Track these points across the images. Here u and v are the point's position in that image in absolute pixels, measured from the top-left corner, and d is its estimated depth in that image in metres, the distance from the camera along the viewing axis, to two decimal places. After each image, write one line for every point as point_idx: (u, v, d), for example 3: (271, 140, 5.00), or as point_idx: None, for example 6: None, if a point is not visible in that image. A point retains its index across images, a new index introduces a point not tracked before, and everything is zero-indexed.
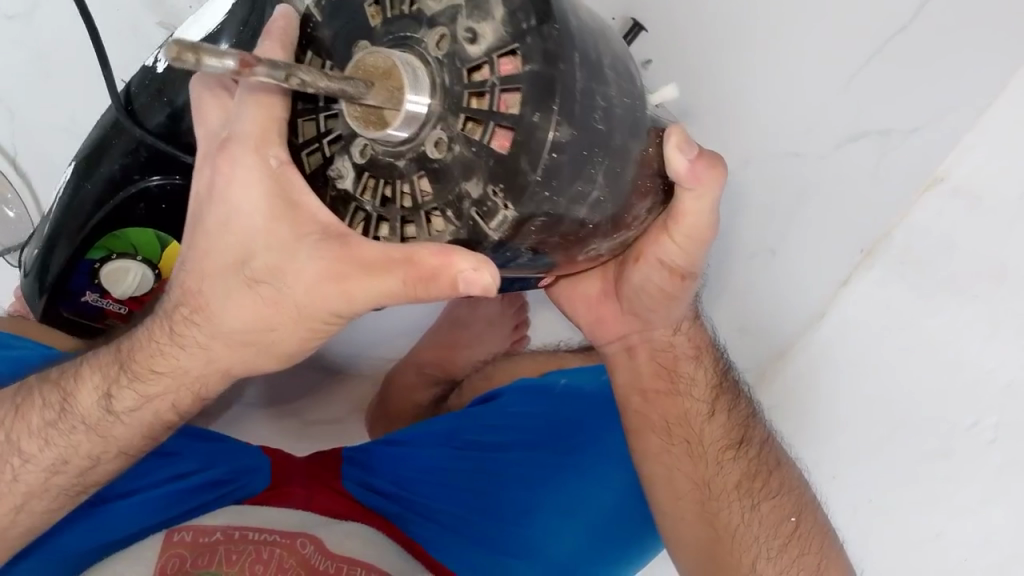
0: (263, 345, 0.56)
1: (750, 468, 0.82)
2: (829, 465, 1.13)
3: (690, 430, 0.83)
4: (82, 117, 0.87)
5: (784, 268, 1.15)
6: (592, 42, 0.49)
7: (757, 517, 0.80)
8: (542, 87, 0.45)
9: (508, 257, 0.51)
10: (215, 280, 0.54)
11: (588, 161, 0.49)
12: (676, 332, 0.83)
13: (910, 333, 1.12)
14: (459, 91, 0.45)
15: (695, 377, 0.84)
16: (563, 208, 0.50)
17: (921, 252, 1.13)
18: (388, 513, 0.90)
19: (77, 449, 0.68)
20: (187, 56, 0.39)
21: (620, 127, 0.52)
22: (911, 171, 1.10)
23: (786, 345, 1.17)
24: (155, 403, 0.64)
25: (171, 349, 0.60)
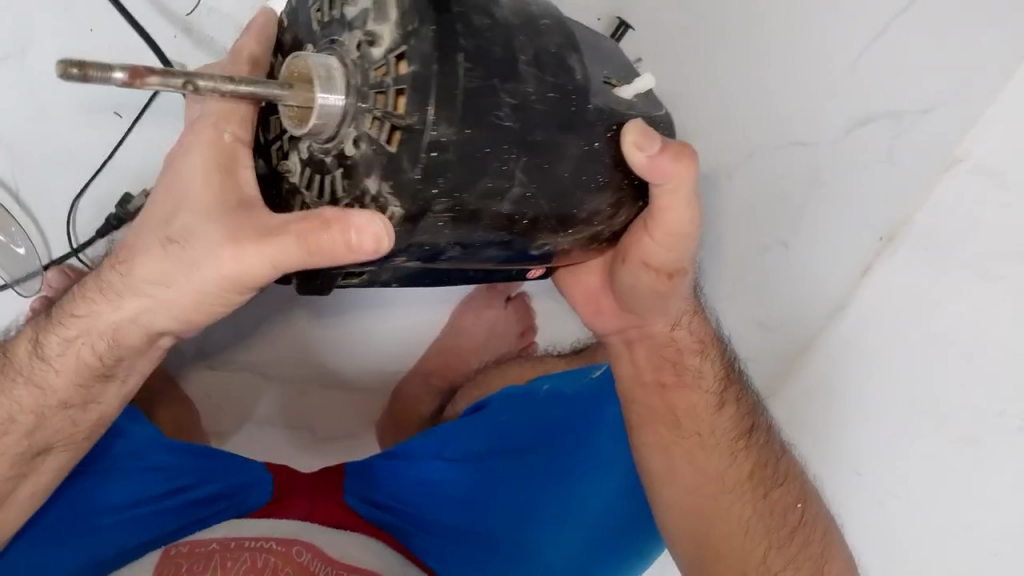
0: (164, 304, 0.57)
1: (760, 457, 0.79)
2: (858, 461, 1.06)
3: (700, 423, 0.79)
4: (81, 151, 0.85)
5: (804, 258, 1.09)
6: (500, 41, 0.50)
7: (767, 505, 0.77)
8: (420, 87, 0.46)
9: (434, 251, 0.55)
10: (143, 234, 0.57)
11: (492, 158, 0.51)
12: (676, 326, 0.79)
13: (935, 319, 1.08)
14: (366, 90, 0.47)
15: (703, 369, 0.80)
16: (474, 205, 0.52)
17: (945, 234, 1.08)
18: (387, 526, 0.90)
19: (20, 405, 0.66)
20: (72, 72, 0.42)
21: (539, 124, 0.53)
22: (930, 150, 1.06)
23: (811, 336, 1.10)
24: (78, 347, 0.63)
25: (97, 300, 0.60)
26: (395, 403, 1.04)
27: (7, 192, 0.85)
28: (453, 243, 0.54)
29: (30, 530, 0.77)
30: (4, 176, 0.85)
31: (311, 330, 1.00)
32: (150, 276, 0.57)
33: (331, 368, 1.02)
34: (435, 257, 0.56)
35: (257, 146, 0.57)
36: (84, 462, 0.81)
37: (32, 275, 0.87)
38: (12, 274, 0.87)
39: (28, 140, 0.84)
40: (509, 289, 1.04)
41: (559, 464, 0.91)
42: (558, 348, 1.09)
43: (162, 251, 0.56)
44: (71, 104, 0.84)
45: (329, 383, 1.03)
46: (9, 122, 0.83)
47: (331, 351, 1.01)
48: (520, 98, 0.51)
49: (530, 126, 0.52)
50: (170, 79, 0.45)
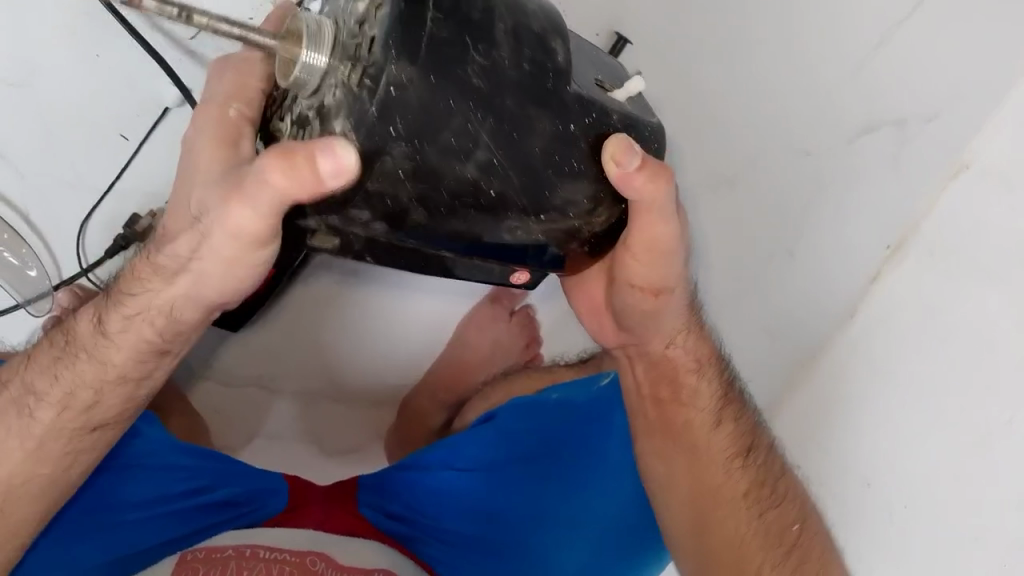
0: (196, 275, 0.59)
1: (757, 476, 0.79)
2: (866, 470, 1.05)
3: (697, 439, 0.79)
4: (86, 169, 0.87)
5: (807, 267, 1.07)
6: (478, 6, 0.52)
7: (762, 525, 0.77)
8: (389, 29, 0.48)
9: (397, 211, 0.56)
10: (178, 222, 0.59)
11: (455, 113, 0.52)
12: (671, 345, 0.78)
13: (944, 328, 1.07)
14: (349, 42, 0.51)
15: (699, 388, 0.79)
16: (435, 160, 0.53)
17: (952, 241, 1.08)
18: (401, 537, 0.89)
19: (81, 378, 0.66)
20: None
21: (510, 89, 0.54)
22: (938, 158, 1.06)
23: (820, 343, 1.10)
24: (138, 324, 0.63)
25: (153, 281, 0.61)
26: (404, 412, 1.04)
27: (19, 213, 0.88)
28: (414, 202, 0.55)
29: (52, 530, 0.74)
30: (13, 195, 0.87)
31: (337, 339, 1.00)
32: (199, 252, 0.57)
33: (346, 382, 1.04)
34: (400, 220, 0.57)
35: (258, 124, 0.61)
36: (104, 457, 0.78)
37: (43, 296, 0.91)
38: (25, 294, 0.91)
39: (38, 162, 0.86)
40: (512, 302, 1.03)
41: (567, 474, 0.90)
42: (565, 356, 1.09)
43: (197, 239, 0.57)
44: (77, 128, 0.85)
45: (336, 395, 1.04)
46: (20, 145, 0.85)
47: (349, 360, 1.02)
48: (491, 60, 0.52)
49: (498, 87, 0.53)
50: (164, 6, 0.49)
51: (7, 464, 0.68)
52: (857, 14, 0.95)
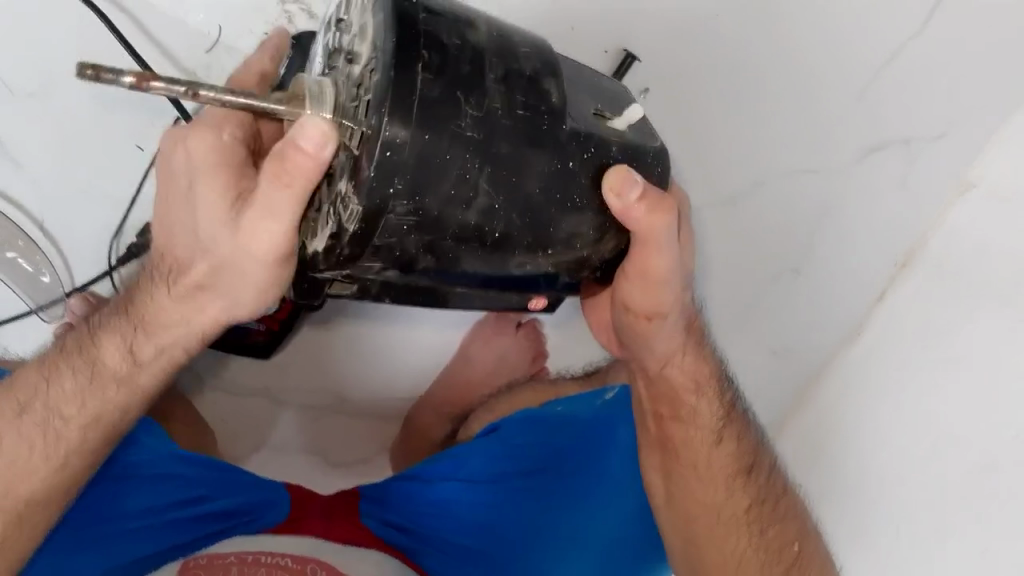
0: (235, 305, 0.63)
1: (758, 493, 0.79)
2: (872, 488, 1.06)
3: (698, 455, 0.79)
4: (103, 183, 0.89)
5: (813, 291, 1.08)
6: (467, 60, 0.54)
7: (763, 542, 0.77)
8: (382, 92, 0.50)
9: (406, 261, 0.58)
10: (184, 240, 0.61)
11: (452, 164, 0.53)
12: (667, 364, 0.78)
13: (947, 346, 1.07)
14: (349, 105, 0.53)
15: (699, 407, 0.80)
16: (437, 210, 0.55)
17: (956, 262, 1.07)
18: (400, 547, 0.88)
19: (113, 403, 0.69)
20: (87, 73, 0.48)
21: (506, 135, 0.55)
22: (943, 178, 1.05)
23: (823, 363, 1.11)
24: (171, 350, 0.67)
25: (187, 311, 0.64)
26: (409, 428, 1.05)
27: (35, 224, 0.89)
28: (421, 251, 0.57)
29: (47, 549, 0.75)
30: (30, 206, 0.89)
31: (334, 349, 1.00)
32: (219, 282, 0.61)
33: (351, 399, 1.04)
34: (411, 267, 0.59)
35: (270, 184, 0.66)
36: (101, 468, 0.77)
37: (56, 302, 0.92)
38: (38, 301, 0.92)
39: (53, 173, 0.87)
40: (519, 317, 1.03)
41: (567, 489, 0.90)
42: (572, 370, 1.09)
43: (214, 271, 0.61)
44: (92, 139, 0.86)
45: (345, 408, 1.04)
46: (40, 156, 0.86)
47: (351, 378, 1.03)
48: (484, 111, 0.54)
49: (495, 135, 0.55)
50: (173, 85, 0.50)
51: (28, 478, 0.68)
52: (858, 30, 0.95)
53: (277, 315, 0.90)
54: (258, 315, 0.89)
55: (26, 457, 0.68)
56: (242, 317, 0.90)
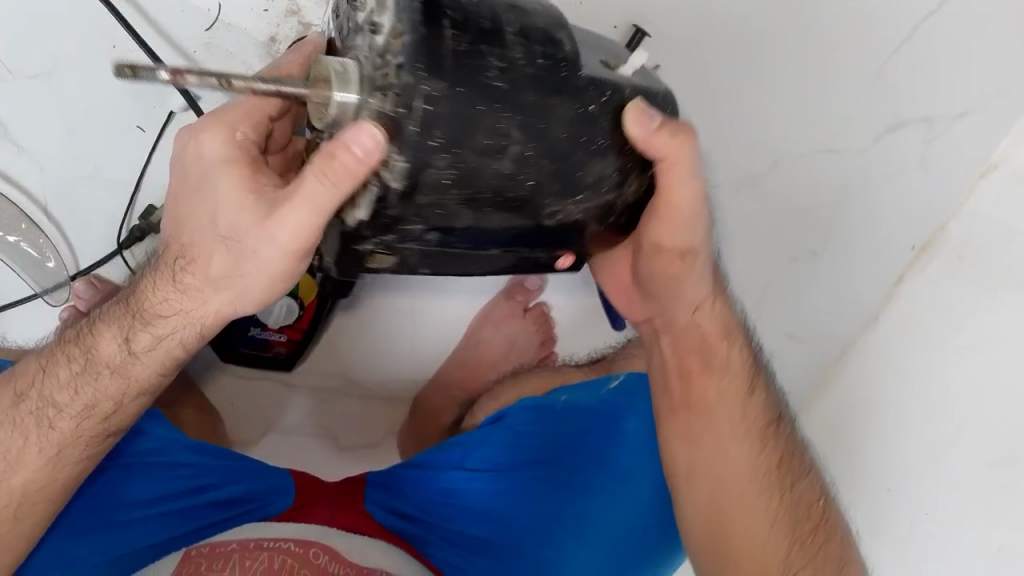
0: (240, 290, 0.60)
1: (785, 448, 0.77)
2: (888, 477, 1.01)
3: (729, 409, 0.76)
4: (106, 165, 0.88)
5: (834, 270, 1.03)
6: (484, 16, 0.54)
7: (794, 498, 0.75)
8: (416, 49, 0.49)
9: (446, 220, 0.55)
10: (200, 232, 0.60)
11: (486, 114, 0.52)
12: (697, 310, 0.77)
13: (965, 333, 1.03)
14: (375, 74, 0.50)
15: (729, 358, 0.77)
16: (474, 162, 0.53)
17: (978, 248, 1.04)
18: (410, 534, 0.87)
19: (106, 393, 0.67)
20: (124, 71, 0.49)
21: (530, 85, 0.54)
22: (966, 157, 1.01)
23: (847, 345, 1.05)
24: (168, 343, 0.65)
25: (183, 299, 0.62)
26: (416, 410, 1.02)
27: (38, 206, 0.89)
28: (461, 208, 0.55)
29: (50, 536, 0.74)
30: (32, 187, 0.89)
31: (342, 331, 0.99)
32: (217, 270, 0.60)
33: (357, 380, 1.03)
34: (450, 227, 0.56)
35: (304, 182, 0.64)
36: (108, 456, 0.77)
37: (60, 286, 0.91)
38: (41, 283, 0.91)
39: (52, 154, 0.87)
40: (526, 299, 1.03)
41: (576, 481, 0.87)
42: (581, 355, 1.07)
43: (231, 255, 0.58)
44: (92, 122, 0.86)
45: (352, 391, 1.04)
46: (40, 137, 0.86)
47: (356, 358, 1.01)
48: (508, 63, 0.53)
49: (522, 85, 0.53)
50: (205, 78, 0.50)
51: (25, 469, 0.68)
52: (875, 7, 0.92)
53: (298, 324, 0.92)
54: (279, 325, 0.91)
55: (20, 446, 0.68)
56: (263, 328, 0.91)
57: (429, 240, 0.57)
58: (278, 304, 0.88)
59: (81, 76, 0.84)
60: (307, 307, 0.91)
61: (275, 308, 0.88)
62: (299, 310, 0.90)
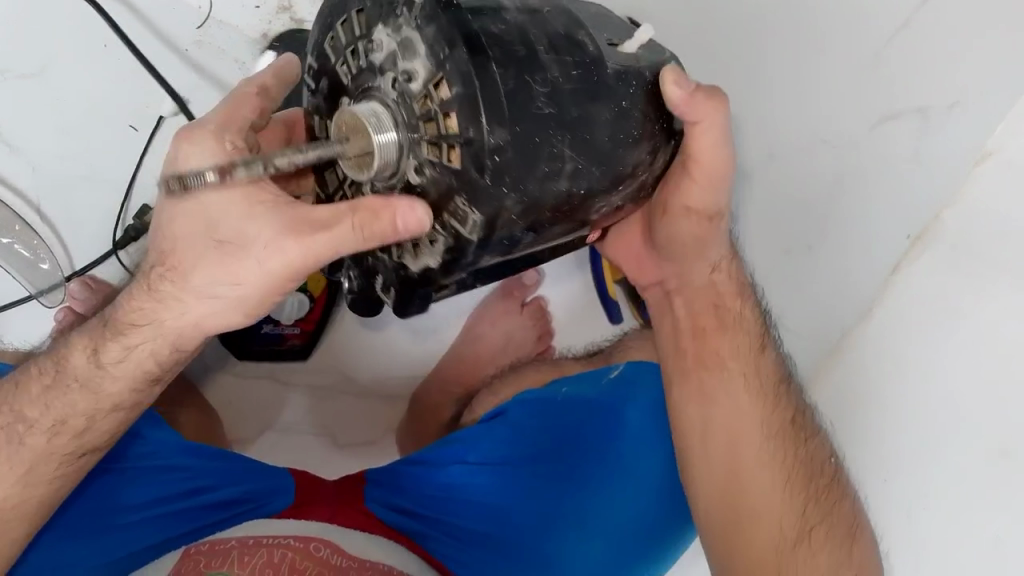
0: (234, 301, 0.61)
1: (796, 404, 0.78)
2: (880, 465, 0.98)
3: (742, 362, 0.78)
4: (102, 164, 0.89)
5: (835, 256, 1.04)
6: (518, 41, 0.57)
7: (809, 452, 0.75)
8: (469, 105, 0.52)
9: (512, 245, 0.61)
10: (188, 239, 0.60)
11: (545, 142, 0.57)
12: (715, 270, 0.81)
13: (965, 324, 1.00)
14: (416, 121, 0.54)
15: (743, 312, 0.81)
16: (539, 189, 0.59)
17: (973, 237, 1.02)
18: (411, 532, 0.85)
19: (75, 408, 0.68)
20: (174, 186, 0.53)
21: (571, 101, 0.60)
22: (961, 147, 0.99)
23: (843, 335, 1.05)
24: (138, 354, 0.65)
25: (154, 304, 0.63)
26: (416, 409, 1.01)
27: (32, 207, 0.89)
28: (525, 232, 0.61)
29: (42, 538, 0.75)
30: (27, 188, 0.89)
31: (343, 328, 1.01)
32: (198, 275, 0.60)
33: (354, 377, 1.03)
34: (513, 248, 0.62)
35: (322, 201, 0.66)
36: (106, 459, 0.79)
37: (56, 286, 0.90)
38: (37, 284, 0.91)
39: (49, 155, 0.89)
40: (524, 294, 1.04)
41: (578, 474, 0.85)
42: (580, 347, 1.06)
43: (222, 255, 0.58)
44: (91, 122, 0.89)
45: (349, 389, 1.04)
46: (37, 138, 0.89)
47: (353, 354, 1.03)
48: (550, 85, 0.58)
49: (567, 104, 0.59)
50: (249, 166, 0.53)
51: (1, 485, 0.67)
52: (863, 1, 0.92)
53: (310, 316, 0.98)
54: (292, 319, 0.97)
55: None
56: (276, 323, 0.97)
57: (493, 262, 0.63)
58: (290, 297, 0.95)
59: (90, 78, 0.88)
60: (316, 297, 0.97)
61: (287, 302, 0.95)
62: (310, 301, 0.97)
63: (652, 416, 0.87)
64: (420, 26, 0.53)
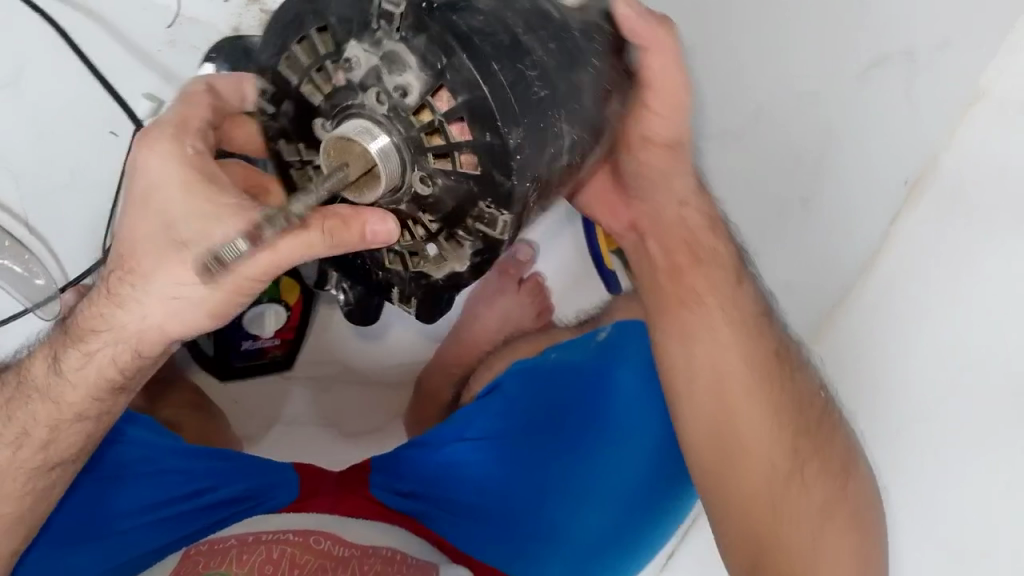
0: (195, 299, 0.60)
1: (779, 339, 0.78)
2: (891, 419, 0.96)
3: (715, 295, 0.78)
4: (84, 168, 0.91)
5: (830, 210, 1.01)
6: (500, 29, 0.56)
7: (797, 385, 0.76)
8: (478, 110, 0.54)
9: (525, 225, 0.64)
10: (146, 242, 0.59)
11: (549, 125, 0.58)
12: (684, 205, 0.80)
13: (968, 268, 0.99)
14: (418, 134, 0.56)
15: (718, 247, 0.80)
16: (548, 171, 0.60)
17: (973, 180, 1.00)
18: (417, 514, 0.84)
19: (36, 418, 0.69)
20: (214, 264, 0.53)
21: (558, 75, 0.59)
22: (954, 84, 0.98)
23: (841, 292, 1.02)
24: (97, 359, 0.65)
25: (109, 305, 0.62)
26: (419, 393, 1.01)
27: (20, 220, 0.91)
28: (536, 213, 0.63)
29: (41, 541, 0.75)
30: (9, 201, 0.91)
31: (334, 324, 1.02)
32: (143, 275, 0.59)
33: (350, 367, 1.05)
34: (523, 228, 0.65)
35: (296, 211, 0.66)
36: (95, 465, 0.78)
37: (51, 298, 0.90)
38: (32, 296, 0.91)
39: (28, 168, 0.90)
40: (520, 271, 1.03)
41: (575, 439, 0.84)
42: (572, 317, 1.06)
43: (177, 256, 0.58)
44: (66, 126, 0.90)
45: (350, 377, 1.05)
46: (17, 148, 0.90)
47: (347, 345, 1.04)
48: (540, 66, 0.57)
49: (558, 81, 0.59)
50: (273, 221, 0.52)
51: None
52: None
53: (289, 323, 0.96)
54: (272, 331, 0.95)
55: None
56: (256, 338, 0.95)
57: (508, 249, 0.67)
58: (266, 311, 0.92)
59: (61, 87, 0.90)
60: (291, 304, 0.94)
61: (264, 315, 0.92)
62: (286, 309, 0.94)
63: (644, 377, 0.85)
64: (405, 38, 0.54)
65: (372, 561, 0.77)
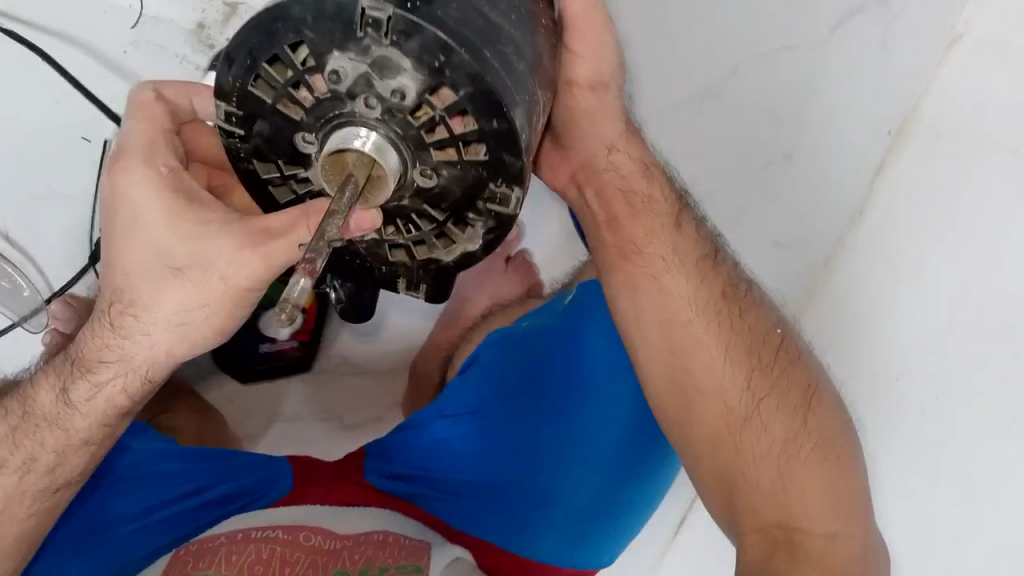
0: (197, 324, 0.62)
1: (726, 277, 0.77)
2: (894, 365, 0.98)
3: (661, 245, 0.77)
4: (59, 181, 0.91)
5: (818, 163, 0.99)
6: (472, 13, 0.55)
7: (745, 324, 0.74)
8: (483, 101, 0.54)
9: None
10: (142, 270, 0.60)
11: (533, 97, 0.59)
12: (613, 150, 0.78)
13: (955, 205, 0.99)
14: (418, 131, 0.56)
15: (653, 193, 0.79)
16: (535, 139, 0.61)
17: (954, 121, 0.99)
18: (411, 496, 0.84)
19: (43, 445, 0.68)
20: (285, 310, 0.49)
21: (524, 45, 0.59)
22: (930, 27, 0.96)
23: (832, 248, 1.00)
24: (109, 390, 0.66)
25: (115, 336, 0.63)
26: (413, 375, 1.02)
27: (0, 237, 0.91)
28: None
29: (44, 553, 0.76)
30: None
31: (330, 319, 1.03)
32: (152, 307, 0.61)
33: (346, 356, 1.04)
34: None
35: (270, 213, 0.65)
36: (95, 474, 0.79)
37: (37, 310, 0.92)
38: (19, 309, 0.92)
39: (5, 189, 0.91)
40: (508, 249, 1.03)
41: (551, 404, 0.84)
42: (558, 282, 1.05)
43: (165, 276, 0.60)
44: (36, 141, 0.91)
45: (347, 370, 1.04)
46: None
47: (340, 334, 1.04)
48: (512, 41, 0.57)
49: (525, 52, 0.59)
50: (317, 248, 0.52)
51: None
52: None
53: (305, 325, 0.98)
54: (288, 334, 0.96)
55: None
56: (273, 341, 0.96)
57: None
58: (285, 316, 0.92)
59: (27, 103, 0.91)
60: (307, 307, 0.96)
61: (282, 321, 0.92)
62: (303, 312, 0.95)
63: (614, 333, 0.84)
64: (396, 43, 0.52)
65: (363, 550, 0.77)
